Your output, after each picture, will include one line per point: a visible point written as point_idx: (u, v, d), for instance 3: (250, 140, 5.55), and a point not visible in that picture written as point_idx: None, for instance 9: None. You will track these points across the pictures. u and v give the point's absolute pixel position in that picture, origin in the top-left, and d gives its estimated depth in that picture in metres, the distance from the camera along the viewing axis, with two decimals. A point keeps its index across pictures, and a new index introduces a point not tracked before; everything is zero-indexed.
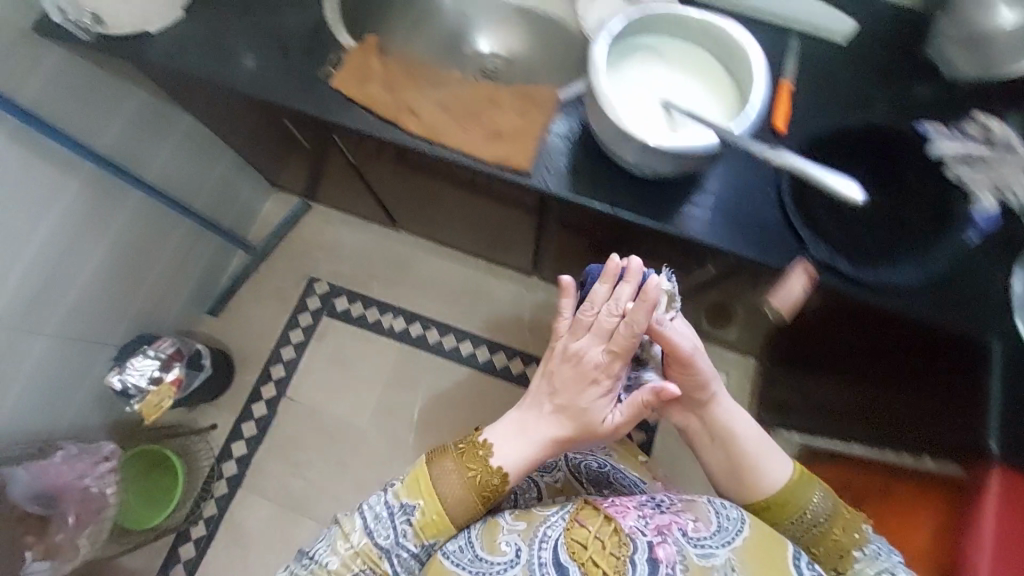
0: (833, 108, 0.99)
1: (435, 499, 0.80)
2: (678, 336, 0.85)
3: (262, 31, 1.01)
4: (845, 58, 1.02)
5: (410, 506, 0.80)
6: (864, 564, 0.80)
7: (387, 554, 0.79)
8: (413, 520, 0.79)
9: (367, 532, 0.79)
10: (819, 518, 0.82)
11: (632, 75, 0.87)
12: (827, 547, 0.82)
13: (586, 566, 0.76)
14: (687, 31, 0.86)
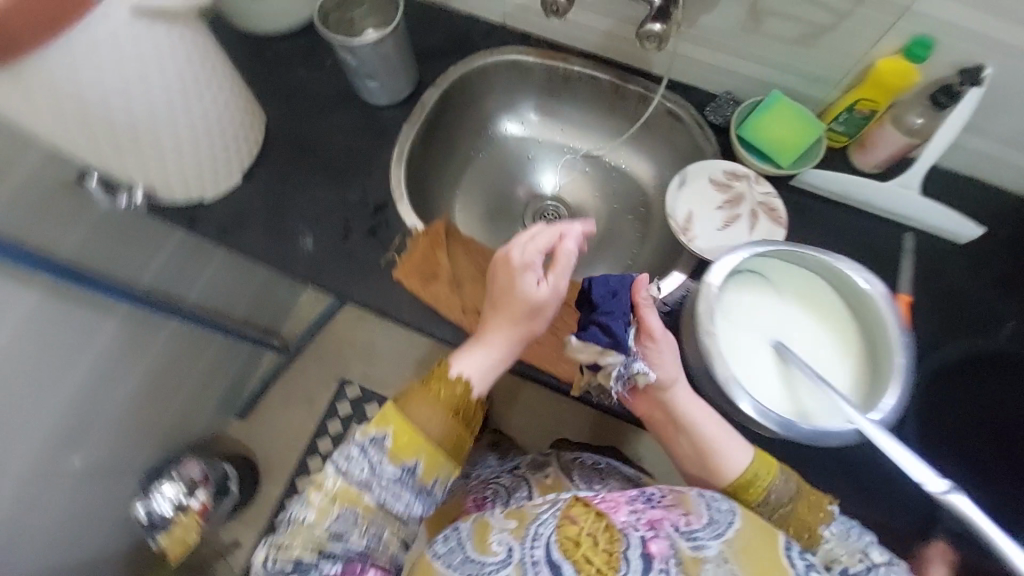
0: (957, 324, 0.85)
1: (410, 431, 0.69)
2: (662, 343, 0.72)
3: (327, 206, 0.94)
4: (972, 262, 0.88)
5: (376, 441, 0.69)
6: (832, 552, 0.69)
7: (369, 488, 0.69)
8: (389, 448, 0.69)
9: (342, 468, 0.69)
10: (775, 505, 0.71)
11: (742, 306, 0.76)
12: (797, 522, 0.71)
13: (581, 566, 0.64)
14: (817, 271, 0.75)
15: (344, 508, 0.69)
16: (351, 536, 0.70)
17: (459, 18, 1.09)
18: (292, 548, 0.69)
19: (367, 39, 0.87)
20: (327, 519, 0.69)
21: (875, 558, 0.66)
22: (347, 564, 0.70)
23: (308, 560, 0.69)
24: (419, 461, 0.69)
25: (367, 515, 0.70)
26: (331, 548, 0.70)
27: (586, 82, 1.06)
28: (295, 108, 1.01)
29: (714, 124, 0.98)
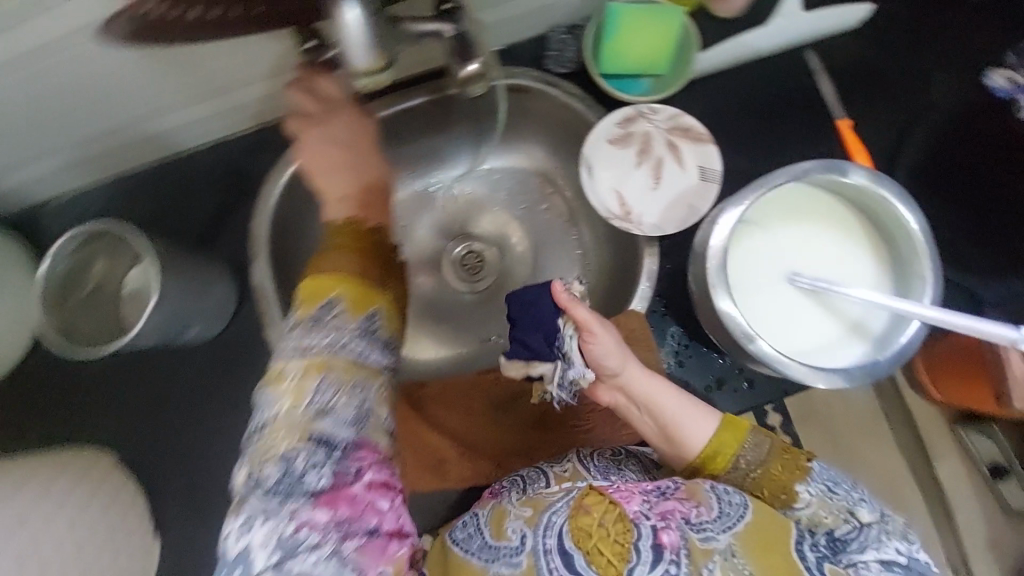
0: (896, 116, 0.80)
1: (357, 282, 0.50)
2: (602, 328, 0.58)
3: None
4: (874, 36, 0.80)
5: (326, 308, 0.48)
6: (814, 515, 0.56)
7: (337, 351, 0.46)
8: (343, 309, 0.48)
9: (297, 352, 0.46)
10: (746, 471, 0.59)
11: (754, 246, 0.64)
12: (768, 485, 0.58)
13: (593, 559, 0.51)
14: (815, 184, 0.64)
15: (354, 381, 0.46)
16: (341, 404, 0.45)
17: (214, 157, 0.82)
18: (274, 444, 0.43)
19: (147, 316, 0.63)
20: (308, 398, 0.44)
21: (862, 517, 0.54)
22: (341, 475, 0.43)
23: (297, 457, 0.43)
24: (376, 313, 0.50)
25: (353, 376, 0.46)
26: (322, 430, 0.44)
27: (401, 119, 0.80)
28: (155, 412, 0.79)
29: (561, 75, 0.81)
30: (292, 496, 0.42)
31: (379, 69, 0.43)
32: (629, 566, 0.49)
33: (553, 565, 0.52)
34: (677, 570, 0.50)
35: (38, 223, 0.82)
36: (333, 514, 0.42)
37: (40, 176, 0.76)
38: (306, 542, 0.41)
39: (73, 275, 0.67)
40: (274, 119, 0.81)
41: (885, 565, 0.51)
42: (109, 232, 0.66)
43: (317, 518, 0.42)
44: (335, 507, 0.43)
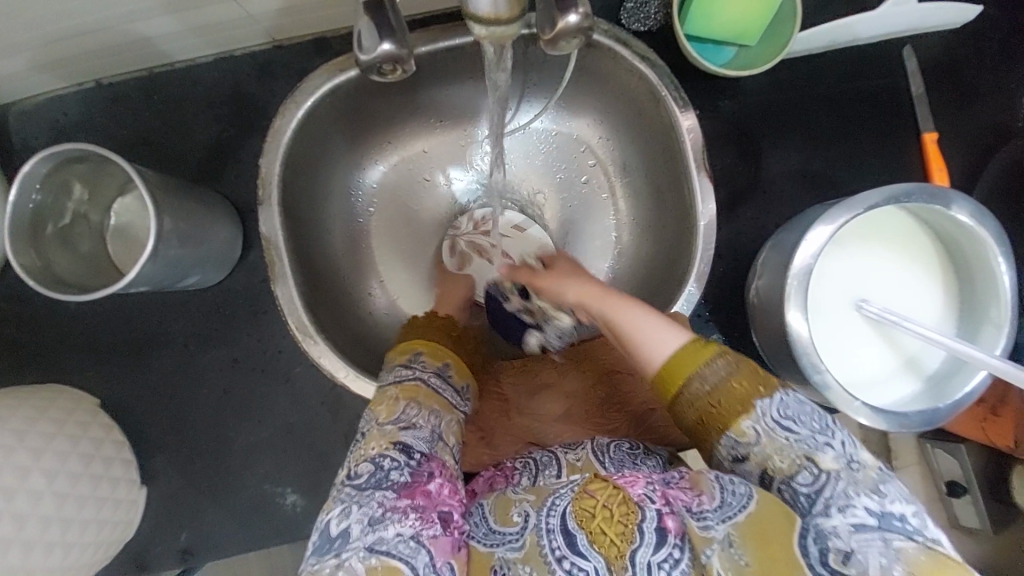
0: (984, 133, 0.73)
1: (437, 344, 0.63)
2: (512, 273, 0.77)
3: (278, 444, 0.72)
4: (974, 40, 0.72)
5: (415, 359, 0.61)
6: (766, 459, 0.48)
7: (424, 382, 0.58)
8: (426, 359, 0.61)
9: (395, 381, 0.58)
10: (703, 389, 0.51)
11: (831, 268, 0.61)
12: (728, 409, 0.50)
13: (595, 538, 0.45)
14: (910, 210, 0.60)
15: (433, 411, 0.56)
16: (422, 422, 0.55)
17: (217, 76, 0.70)
18: (368, 449, 0.52)
19: (141, 263, 0.53)
20: (396, 416, 0.55)
21: (824, 464, 0.46)
22: (420, 475, 0.51)
23: (384, 460, 0.51)
24: (449, 366, 0.62)
25: (432, 406, 0.56)
26: (406, 441, 0.52)
27: (444, 57, 0.70)
28: (140, 358, 0.71)
29: (639, 34, 0.71)
30: (380, 489, 0.49)
31: (506, 25, 0.40)
32: (631, 548, 0.44)
33: (556, 544, 0.46)
34: (679, 556, 0.44)
35: (2, 131, 0.70)
36: (411, 503, 0.49)
37: (0, 73, 0.62)
38: (391, 522, 0.47)
39: (44, 202, 0.55)
40: (294, 38, 0.70)
41: (858, 527, 0.43)
42: (91, 154, 0.54)
43: (398, 506, 0.48)
44: (412, 499, 0.49)
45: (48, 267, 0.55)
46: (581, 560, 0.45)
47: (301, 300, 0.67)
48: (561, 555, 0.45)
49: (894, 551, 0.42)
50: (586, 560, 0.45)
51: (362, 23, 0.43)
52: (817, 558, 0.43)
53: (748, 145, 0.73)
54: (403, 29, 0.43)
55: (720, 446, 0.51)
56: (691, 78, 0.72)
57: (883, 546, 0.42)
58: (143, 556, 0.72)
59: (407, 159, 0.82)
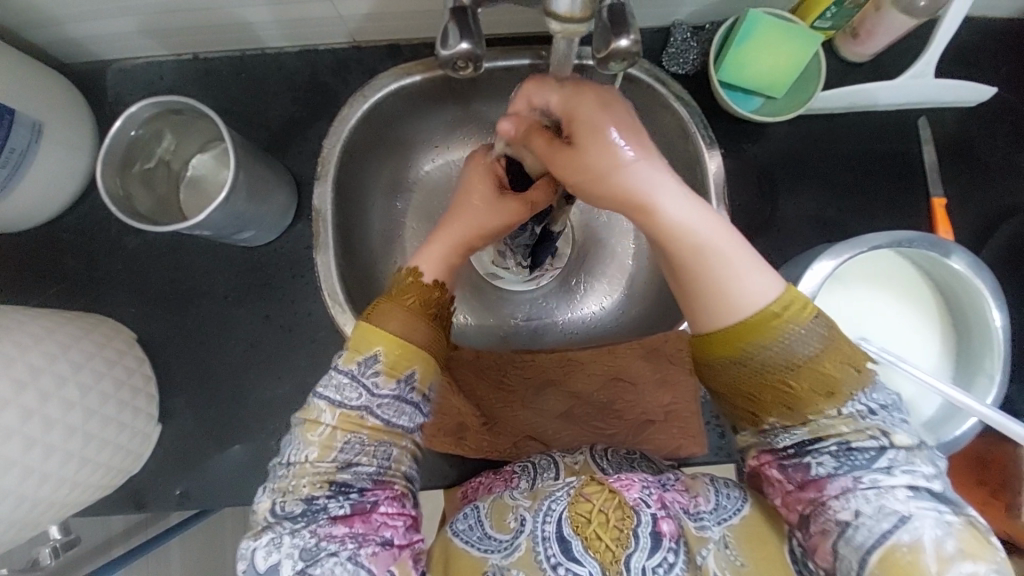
0: (991, 207, 0.77)
1: (402, 346, 0.54)
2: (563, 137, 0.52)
3: (292, 402, 0.76)
4: (986, 119, 0.78)
5: (369, 361, 0.53)
6: (828, 428, 0.48)
7: (371, 414, 0.53)
8: (382, 368, 0.53)
9: (337, 402, 0.52)
10: (786, 360, 0.48)
11: (835, 307, 0.66)
12: (806, 388, 0.48)
13: (591, 544, 0.49)
14: (914, 259, 0.65)
15: (379, 442, 0.53)
16: (364, 459, 0.52)
17: (298, 64, 0.79)
18: (301, 487, 0.51)
19: (212, 209, 0.59)
20: (334, 453, 0.52)
21: (896, 439, 0.47)
22: (359, 506, 0.51)
23: (319, 498, 0.50)
24: (414, 374, 0.55)
25: (378, 438, 0.53)
26: (343, 479, 0.51)
27: (500, 74, 0.77)
28: (184, 301, 0.77)
29: (677, 76, 0.78)
30: (314, 521, 0.50)
31: (579, 23, 0.44)
32: (626, 553, 0.47)
33: (551, 552, 0.49)
34: (674, 560, 0.48)
35: (104, 86, 0.79)
36: (349, 530, 0.50)
37: (117, 35, 0.72)
38: (326, 551, 0.49)
39: (140, 145, 0.63)
40: (370, 42, 0.78)
41: (915, 493, 0.45)
42: (187, 108, 0.62)
43: (334, 533, 0.50)
44: (350, 526, 0.50)
45: (128, 201, 0.63)
46: (576, 566, 0.48)
47: (337, 269, 0.72)
48: (556, 562, 0.49)
49: (947, 523, 0.44)
50: (581, 565, 0.48)
51: (448, 26, 0.50)
52: (870, 517, 0.45)
53: (767, 186, 0.78)
54: (481, 34, 0.50)
55: (774, 419, 0.50)
56: (721, 121, 0.79)
57: (938, 517, 0.44)
58: (150, 489, 0.75)
59: (452, 162, 0.89)
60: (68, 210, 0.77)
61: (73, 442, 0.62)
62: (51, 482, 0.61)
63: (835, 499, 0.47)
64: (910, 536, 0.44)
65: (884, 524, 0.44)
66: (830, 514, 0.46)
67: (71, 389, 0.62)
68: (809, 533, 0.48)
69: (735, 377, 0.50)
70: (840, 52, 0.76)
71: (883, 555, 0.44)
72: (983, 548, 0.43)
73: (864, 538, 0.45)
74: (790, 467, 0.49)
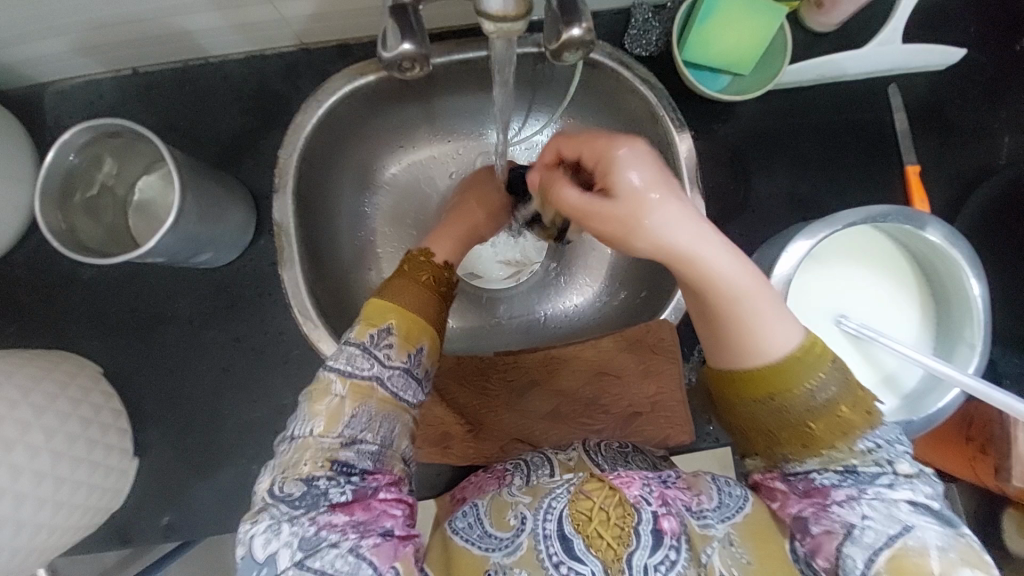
0: (965, 171, 0.77)
1: (411, 315, 0.53)
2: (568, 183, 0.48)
3: (272, 424, 0.74)
4: (956, 80, 0.77)
5: (384, 332, 0.51)
6: (837, 456, 0.46)
7: (380, 384, 0.50)
8: (396, 339, 0.51)
9: (346, 372, 0.49)
10: (806, 406, 0.46)
11: (814, 286, 0.65)
12: (823, 430, 0.46)
13: (592, 542, 0.47)
14: (890, 233, 0.64)
15: (386, 415, 0.50)
16: (369, 437, 0.48)
17: (246, 72, 0.75)
18: (302, 464, 0.45)
19: (161, 234, 0.56)
20: (340, 427, 0.48)
21: (900, 466, 0.45)
22: (362, 490, 0.46)
23: (320, 479, 0.45)
24: (422, 348, 0.53)
25: (385, 411, 0.50)
26: (347, 458, 0.47)
27: (458, 68, 0.74)
28: (149, 329, 0.74)
29: (641, 59, 0.76)
30: (314, 506, 0.44)
31: (514, 21, 0.41)
32: (628, 551, 0.45)
33: (553, 551, 0.47)
34: (676, 558, 0.45)
35: (42, 110, 0.74)
36: (351, 518, 0.45)
37: (47, 56, 0.67)
38: (327, 542, 0.43)
39: (80, 172, 0.59)
40: (320, 43, 0.75)
41: (917, 509, 0.44)
42: (125, 130, 0.59)
43: (335, 522, 0.44)
44: (351, 513, 0.45)
45: (74, 232, 0.59)
46: (577, 564, 0.46)
47: (304, 285, 0.70)
48: (558, 560, 0.46)
49: (952, 539, 0.42)
50: (583, 563, 0.46)
51: (388, 26, 0.48)
52: (877, 520, 0.43)
53: (740, 166, 0.77)
54: (423, 32, 0.47)
55: (791, 457, 0.47)
56: (689, 102, 0.77)
57: (943, 533, 0.42)
58: (134, 524, 0.74)
59: (417, 162, 0.86)
60: (17, 244, 0.73)
61: (43, 487, 0.60)
62: (24, 530, 0.59)
63: (839, 505, 0.45)
64: (917, 542, 0.42)
65: (890, 529, 0.42)
66: (833, 517, 0.44)
67: (33, 433, 0.59)
68: (811, 535, 0.45)
69: (750, 419, 0.48)
70: (805, 23, 0.74)
71: (893, 557, 0.42)
72: (987, 564, 0.42)
73: (871, 540, 0.42)
74: (794, 479, 0.48)
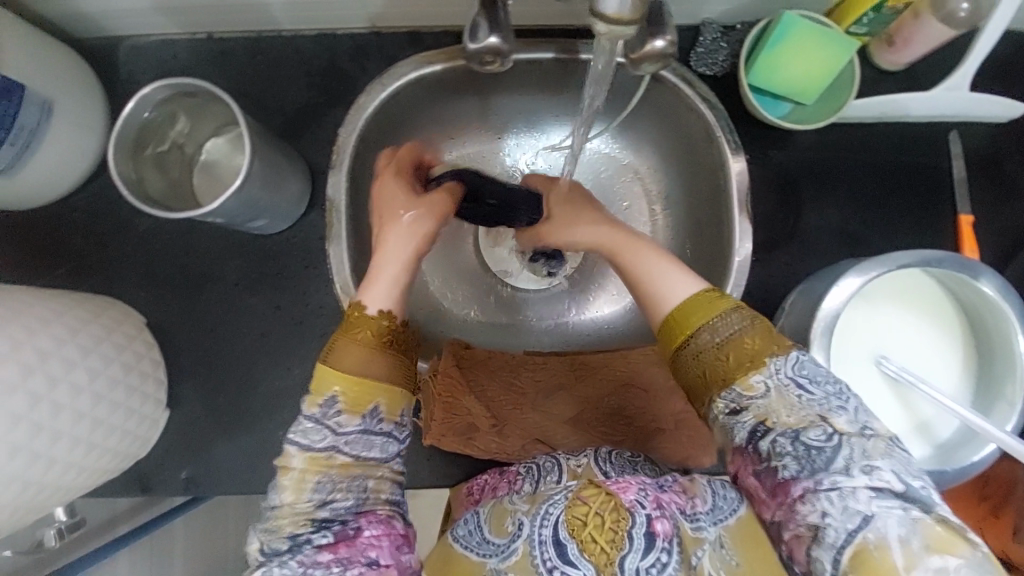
0: (1017, 225, 0.76)
1: (358, 381, 0.51)
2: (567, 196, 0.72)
3: (300, 394, 0.75)
4: (1020, 134, 0.76)
5: (330, 403, 0.50)
6: (771, 412, 0.48)
7: (338, 452, 0.49)
8: (344, 407, 0.50)
9: (304, 446, 0.50)
10: (712, 342, 0.51)
11: (856, 322, 0.65)
12: (736, 362, 0.50)
13: (586, 546, 0.46)
14: (942, 280, 0.64)
15: (353, 476, 0.50)
16: (339, 496, 0.49)
17: (316, 49, 0.77)
18: (282, 525, 0.48)
19: (226, 196, 0.58)
20: (307, 494, 0.49)
21: (839, 427, 0.46)
22: (342, 531, 0.48)
23: (301, 534, 0.48)
24: (377, 407, 0.51)
25: (349, 474, 0.49)
26: (323, 514, 0.48)
27: (522, 67, 0.75)
28: (193, 287, 0.76)
29: (704, 77, 0.76)
30: (300, 551, 0.47)
31: (626, 25, 0.41)
32: (620, 555, 0.46)
33: (547, 556, 0.47)
34: (667, 560, 0.46)
35: (117, 64, 0.77)
36: (335, 556, 0.47)
37: (131, 11, 0.70)
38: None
39: (154, 127, 0.61)
40: (391, 28, 0.76)
41: (877, 493, 0.43)
42: (202, 91, 0.60)
43: (320, 560, 0.47)
44: (335, 552, 0.47)
45: (141, 184, 0.61)
46: (571, 568, 0.46)
47: (349, 261, 0.71)
48: (552, 566, 0.47)
49: (911, 520, 0.42)
50: (575, 568, 0.46)
51: (477, 19, 0.49)
52: (835, 518, 0.43)
53: (790, 195, 0.77)
54: (509, 28, 0.49)
55: (718, 397, 0.50)
56: (746, 125, 0.77)
57: (902, 515, 0.42)
58: (156, 474, 0.75)
59: (468, 155, 0.87)
60: (78, 189, 0.75)
61: (80, 427, 0.62)
62: (58, 466, 0.61)
63: (802, 502, 0.45)
64: (877, 533, 0.42)
65: (850, 524, 0.43)
66: (799, 518, 0.45)
67: (79, 373, 0.61)
68: (785, 540, 0.46)
69: (678, 366, 0.53)
70: (874, 59, 0.74)
71: (856, 553, 0.42)
72: (952, 545, 0.41)
73: (834, 539, 0.43)
74: (759, 474, 0.48)
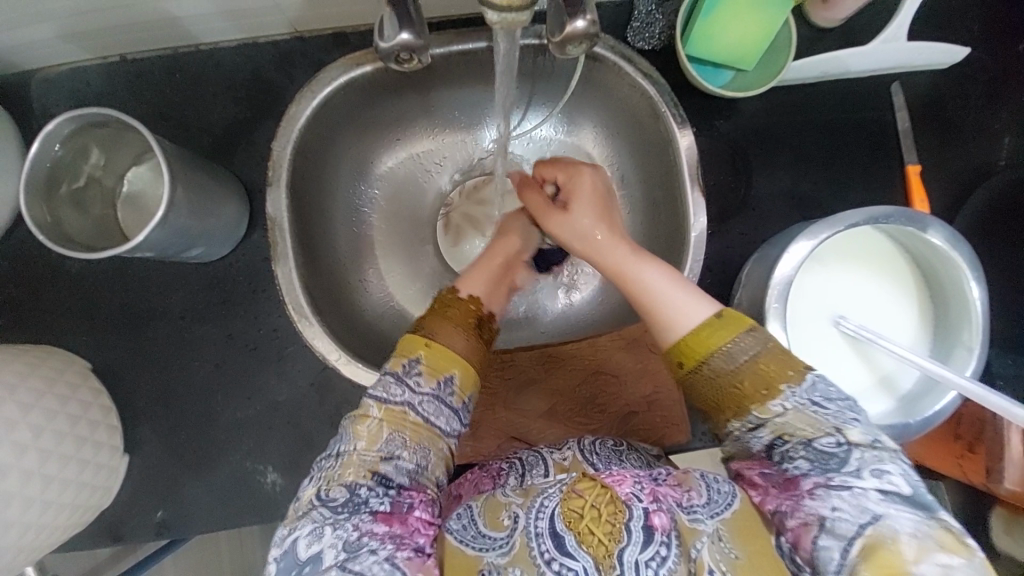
0: (965, 171, 0.76)
1: (441, 348, 0.54)
2: (558, 169, 0.67)
3: (265, 421, 0.73)
4: (958, 79, 0.76)
5: (412, 364, 0.53)
6: (787, 426, 0.48)
7: (413, 410, 0.51)
8: (424, 369, 0.53)
9: (382, 399, 0.52)
10: (730, 367, 0.51)
11: (816, 286, 0.65)
12: (751, 388, 0.50)
13: (584, 539, 0.44)
14: (897, 238, 0.64)
15: (420, 444, 0.51)
16: (406, 454, 0.50)
17: (238, 61, 0.73)
18: (345, 475, 0.48)
19: (150, 228, 0.54)
20: (380, 445, 0.50)
21: (851, 437, 0.46)
22: (398, 503, 0.48)
23: (361, 489, 0.48)
24: (453, 378, 0.54)
25: (419, 439, 0.51)
26: (387, 471, 0.49)
27: (457, 60, 0.72)
28: (140, 324, 0.73)
29: (644, 52, 0.74)
30: (357, 513, 0.47)
31: (519, 11, 0.41)
32: (619, 547, 0.43)
33: (544, 548, 0.45)
34: (667, 553, 0.43)
35: (26, 98, 0.72)
36: (389, 530, 0.46)
37: (32, 42, 0.65)
38: (367, 547, 0.45)
39: (65, 163, 0.58)
40: (314, 32, 0.73)
41: (886, 495, 0.43)
42: (112, 119, 0.57)
43: (374, 530, 0.46)
44: (390, 526, 0.46)
45: (60, 225, 0.58)
46: (570, 560, 0.44)
47: (299, 281, 0.68)
48: (549, 557, 0.44)
49: (920, 521, 0.42)
50: (574, 560, 0.44)
51: (385, 16, 0.47)
52: (846, 512, 0.43)
53: (741, 163, 0.76)
54: (421, 24, 0.46)
55: (734, 419, 0.51)
56: (691, 98, 0.76)
57: (912, 517, 0.42)
58: (126, 520, 0.73)
59: (415, 156, 0.84)
60: (4, 235, 0.71)
61: (31, 486, 0.59)
62: (13, 530, 0.58)
63: (812, 496, 0.45)
64: (887, 530, 0.41)
65: (860, 520, 0.42)
66: (806, 510, 0.45)
67: (20, 431, 0.58)
68: (789, 527, 0.45)
69: (691, 389, 0.53)
70: (810, 18, 0.73)
71: (865, 546, 0.41)
72: (962, 546, 0.40)
73: (843, 532, 0.43)
74: (770, 471, 0.48)
